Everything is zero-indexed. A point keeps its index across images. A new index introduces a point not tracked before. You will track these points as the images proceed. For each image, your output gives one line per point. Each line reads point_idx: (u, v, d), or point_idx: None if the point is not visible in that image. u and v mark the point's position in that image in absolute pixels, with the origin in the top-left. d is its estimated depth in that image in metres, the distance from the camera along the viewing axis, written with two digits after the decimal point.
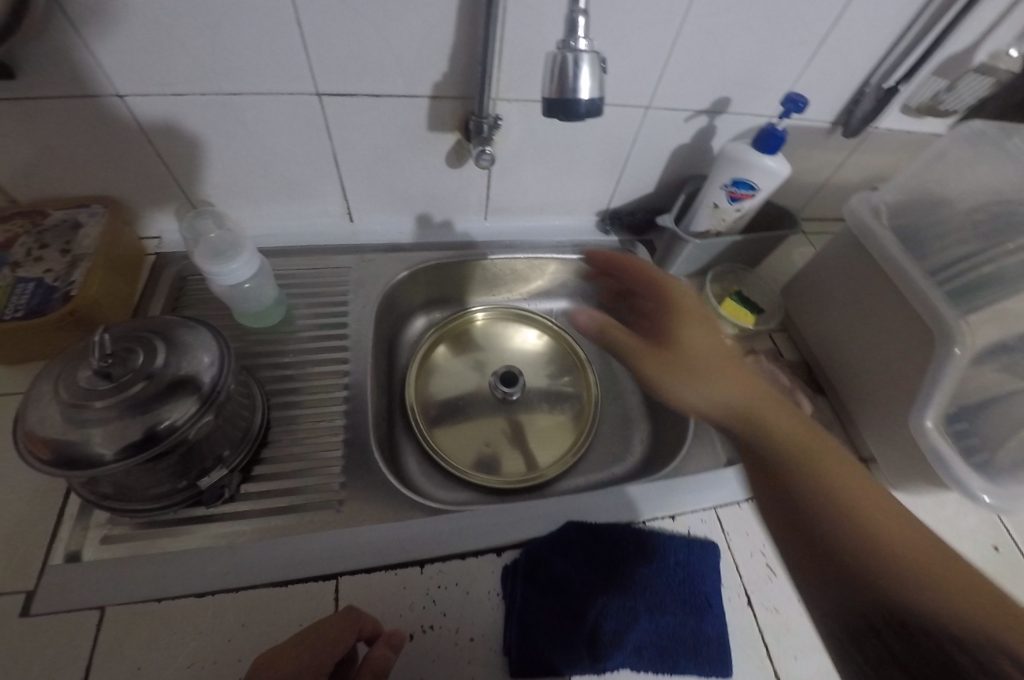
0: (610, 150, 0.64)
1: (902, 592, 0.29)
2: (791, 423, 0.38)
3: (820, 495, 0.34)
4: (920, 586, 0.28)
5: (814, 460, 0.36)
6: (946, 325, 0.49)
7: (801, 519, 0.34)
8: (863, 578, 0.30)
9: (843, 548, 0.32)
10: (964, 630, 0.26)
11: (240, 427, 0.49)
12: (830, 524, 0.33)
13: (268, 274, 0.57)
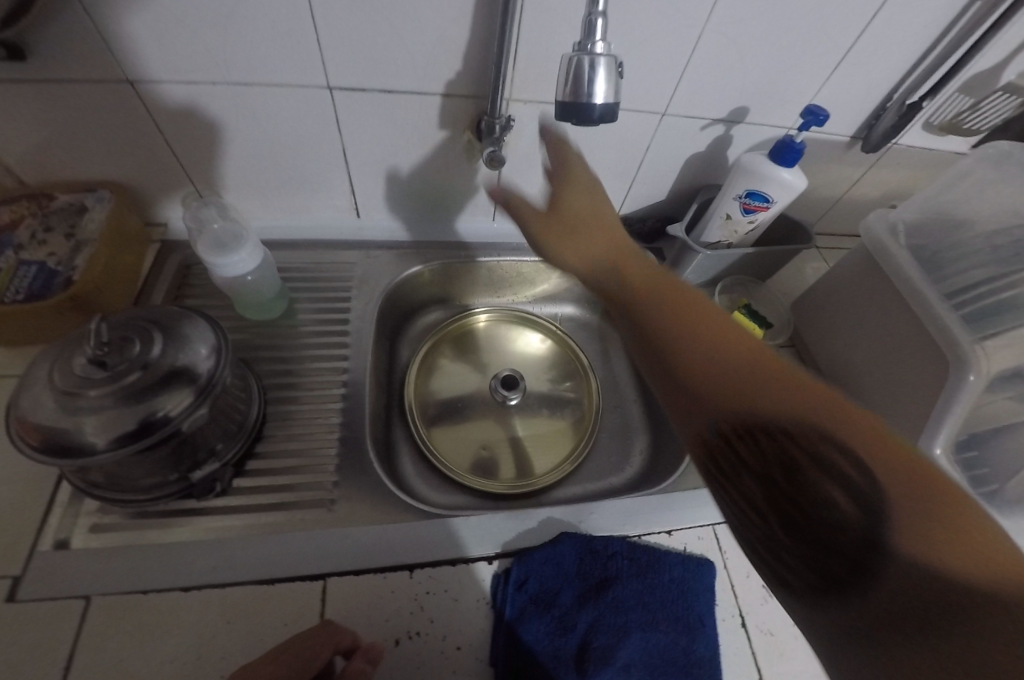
0: (623, 156, 0.63)
1: (768, 407, 0.31)
2: (665, 284, 0.41)
3: (693, 337, 0.36)
4: (780, 398, 0.31)
5: (687, 309, 0.38)
6: (961, 350, 0.47)
7: (676, 358, 0.36)
8: (730, 400, 0.32)
9: (713, 378, 0.34)
10: (825, 436, 0.29)
11: (235, 421, 0.49)
12: (703, 361, 0.35)
13: (272, 266, 0.57)
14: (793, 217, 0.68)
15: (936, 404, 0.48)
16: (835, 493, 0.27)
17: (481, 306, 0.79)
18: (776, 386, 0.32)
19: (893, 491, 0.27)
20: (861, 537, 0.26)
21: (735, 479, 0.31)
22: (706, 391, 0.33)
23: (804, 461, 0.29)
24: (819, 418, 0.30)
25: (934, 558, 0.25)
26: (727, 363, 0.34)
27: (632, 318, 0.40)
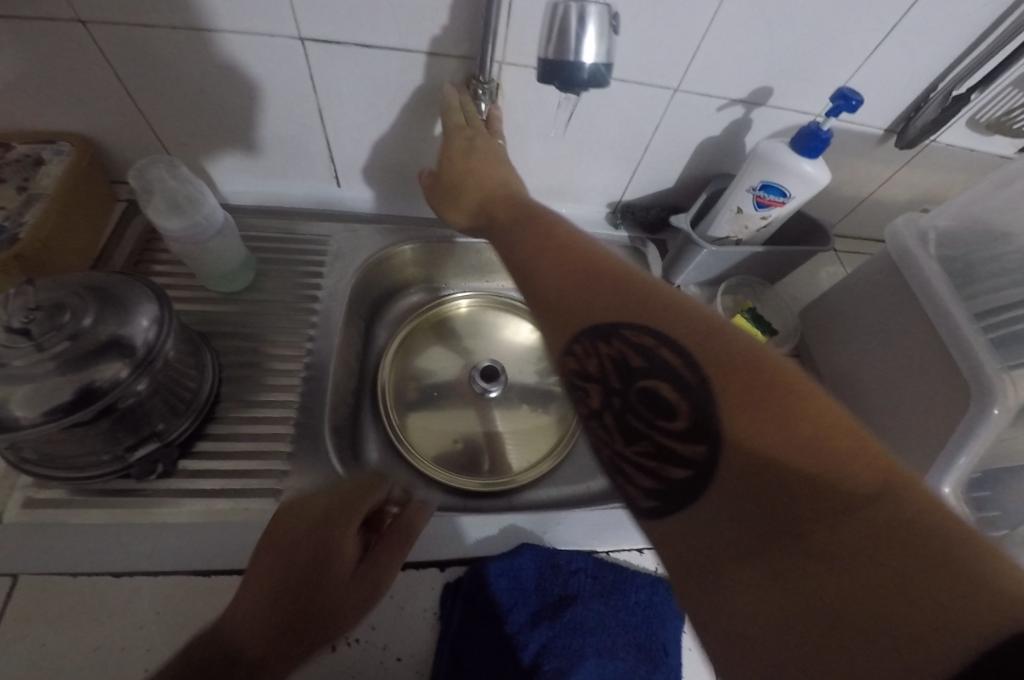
0: (628, 136, 0.57)
1: (610, 319, 0.32)
2: (543, 226, 0.42)
3: (556, 266, 0.37)
4: (622, 307, 0.32)
5: (552, 239, 0.40)
6: (985, 378, 0.41)
7: (538, 290, 0.37)
8: (574, 306, 0.34)
9: (567, 301, 0.34)
10: (660, 341, 0.29)
11: (182, 399, 0.46)
12: (560, 287, 0.35)
13: (236, 235, 0.53)
14: (811, 215, 0.62)
15: (951, 436, 0.44)
16: (670, 395, 0.28)
17: (468, 290, 0.74)
18: (618, 301, 0.32)
19: (719, 381, 0.26)
20: (693, 436, 0.27)
21: (589, 398, 0.32)
22: (558, 315, 0.34)
23: (640, 365, 0.30)
24: (657, 322, 0.30)
25: (762, 450, 0.24)
26: (581, 285, 0.34)
27: (511, 261, 0.41)
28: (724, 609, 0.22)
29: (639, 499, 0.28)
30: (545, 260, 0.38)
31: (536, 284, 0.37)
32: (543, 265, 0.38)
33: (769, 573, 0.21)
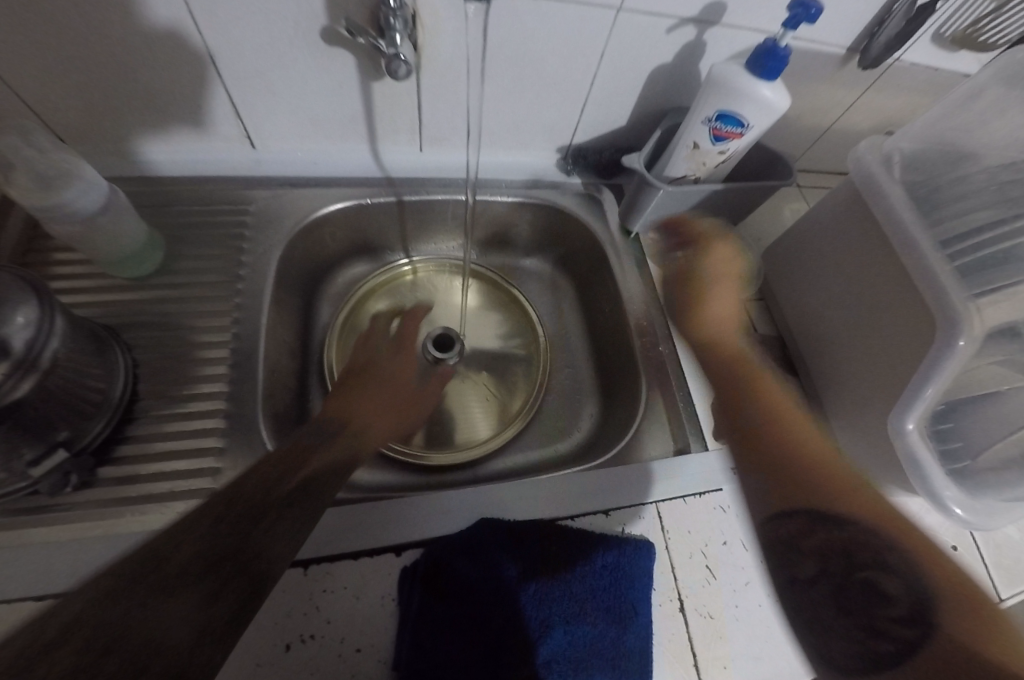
0: (571, 67, 0.51)
1: (825, 504, 0.32)
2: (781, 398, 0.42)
3: (782, 430, 0.38)
4: (843, 496, 0.32)
5: (777, 404, 0.41)
6: (950, 308, 0.39)
7: (763, 447, 0.38)
8: (825, 470, 0.34)
9: (809, 466, 0.35)
10: (880, 532, 0.30)
11: (90, 403, 0.41)
12: (809, 463, 0.35)
13: (129, 208, 0.46)
14: (772, 147, 0.58)
15: (917, 370, 0.42)
16: (883, 580, 0.28)
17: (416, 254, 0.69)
18: (840, 482, 0.33)
19: (945, 594, 0.27)
20: (904, 624, 0.26)
21: (798, 566, 0.31)
22: (806, 477, 0.34)
23: (870, 559, 0.29)
24: (878, 514, 0.31)
25: (967, 638, 0.25)
26: (791, 455, 0.36)
27: (732, 420, 0.42)
28: None
29: (840, 657, 0.28)
30: (768, 420, 0.40)
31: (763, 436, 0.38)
32: (770, 421, 0.40)
33: None
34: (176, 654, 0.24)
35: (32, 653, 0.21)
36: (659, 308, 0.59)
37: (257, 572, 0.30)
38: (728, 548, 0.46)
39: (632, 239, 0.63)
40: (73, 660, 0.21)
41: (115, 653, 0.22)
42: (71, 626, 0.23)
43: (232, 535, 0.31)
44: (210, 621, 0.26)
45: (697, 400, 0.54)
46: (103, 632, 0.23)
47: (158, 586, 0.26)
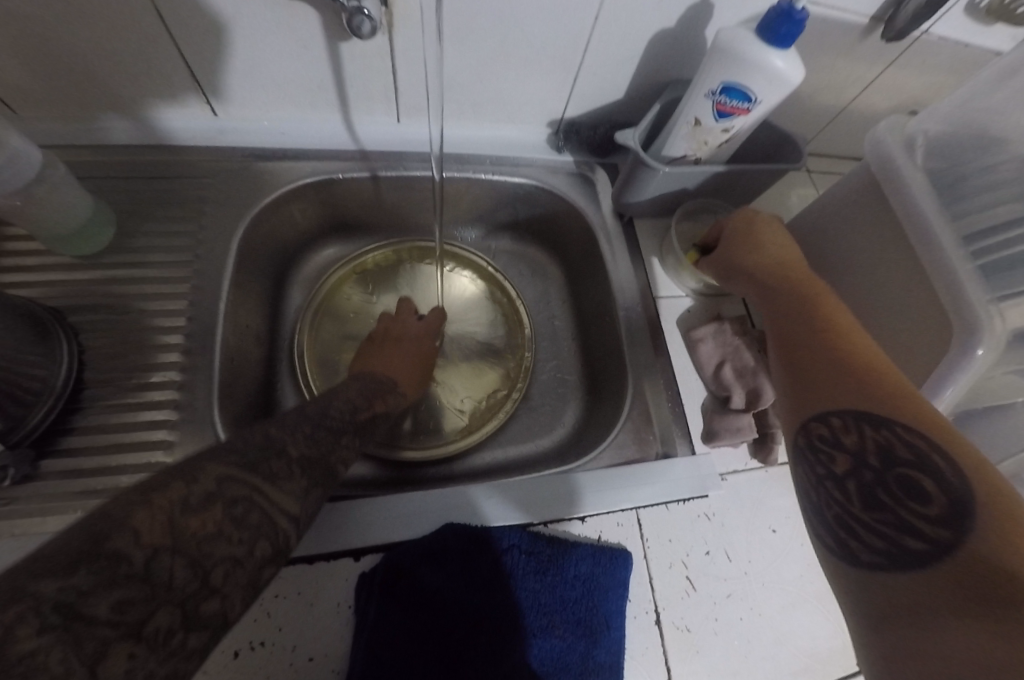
0: (561, 30, 0.46)
1: (866, 400, 0.29)
2: (831, 299, 0.38)
3: (823, 328, 0.35)
4: (890, 401, 0.29)
5: (823, 308, 0.37)
6: (970, 312, 0.35)
7: (801, 350, 0.35)
8: (868, 374, 0.31)
9: (851, 368, 0.32)
10: (911, 425, 0.27)
11: (22, 390, 0.39)
12: (856, 368, 0.32)
13: (70, 180, 0.43)
14: (782, 126, 0.53)
15: (929, 375, 0.39)
16: (920, 476, 0.26)
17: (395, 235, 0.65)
18: (893, 388, 0.30)
19: (988, 498, 0.23)
20: (936, 523, 0.24)
21: (829, 464, 0.30)
22: (840, 377, 0.32)
23: (908, 456, 0.26)
24: (917, 413, 0.28)
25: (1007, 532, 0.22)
26: (836, 360, 0.33)
27: (776, 326, 0.39)
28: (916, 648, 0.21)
29: (860, 550, 0.26)
30: (820, 329, 0.36)
31: (810, 346, 0.35)
32: (819, 331, 0.35)
33: (964, 626, 0.20)
34: (275, 533, 0.28)
35: (178, 505, 0.24)
36: (652, 299, 0.55)
37: (328, 476, 0.34)
38: (709, 559, 0.44)
39: (626, 224, 0.59)
40: (218, 521, 0.25)
41: (241, 521, 0.26)
42: (215, 487, 0.26)
43: (317, 443, 0.35)
44: (300, 513, 0.30)
45: (687, 400, 0.51)
46: (239, 501, 0.27)
47: (269, 475, 0.30)
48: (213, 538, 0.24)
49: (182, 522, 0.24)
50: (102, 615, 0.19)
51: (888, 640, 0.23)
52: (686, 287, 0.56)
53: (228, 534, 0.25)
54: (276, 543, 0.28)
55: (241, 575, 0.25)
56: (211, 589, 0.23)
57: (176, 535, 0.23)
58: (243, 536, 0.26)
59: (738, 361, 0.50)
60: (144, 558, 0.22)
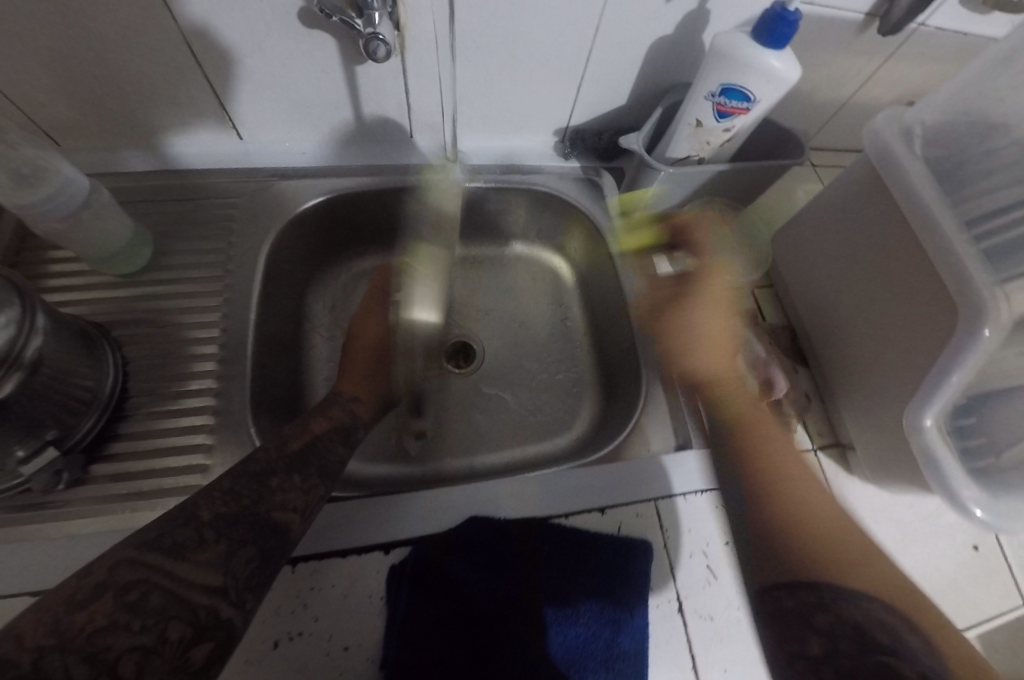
0: (565, 42, 0.48)
1: (864, 591, 0.33)
2: (762, 419, 0.46)
3: (797, 497, 0.39)
4: (843, 578, 0.34)
5: (806, 491, 0.40)
6: (974, 294, 0.36)
7: (774, 498, 0.40)
8: (830, 564, 0.35)
9: (814, 553, 0.35)
10: (891, 612, 0.32)
11: (80, 399, 0.42)
12: (815, 546, 0.36)
13: (112, 204, 0.46)
14: (783, 123, 0.54)
15: (937, 360, 0.39)
16: (893, 662, 0.28)
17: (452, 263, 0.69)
18: (853, 565, 0.35)
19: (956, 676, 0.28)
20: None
21: (802, 643, 0.31)
22: (814, 553, 0.35)
23: (885, 639, 0.30)
24: (902, 601, 0.33)
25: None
26: (803, 548, 0.36)
27: (748, 503, 0.41)
28: None
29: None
30: (799, 510, 0.38)
31: (781, 531, 0.37)
32: (797, 513, 0.38)
33: None
34: (195, 612, 0.26)
35: (64, 603, 0.23)
36: (662, 297, 0.57)
37: (276, 537, 0.32)
38: (729, 547, 0.45)
39: (635, 224, 0.61)
40: (112, 610, 0.24)
41: (142, 606, 0.25)
42: (107, 574, 0.25)
43: (238, 496, 0.33)
44: (229, 579, 0.28)
45: (701, 393, 0.52)
46: (135, 585, 0.25)
47: (175, 547, 0.28)
48: (107, 629, 0.23)
49: (69, 618, 0.23)
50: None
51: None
52: (694, 284, 0.57)
53: (125, 622, 0.24)
54: (204, 621, 0.26)
55: (158, 661, 0.23)
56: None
57: (62, 633, 0.22)
58: (149, 621, 0.24)
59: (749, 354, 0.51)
60: (33, 657, 0.21)
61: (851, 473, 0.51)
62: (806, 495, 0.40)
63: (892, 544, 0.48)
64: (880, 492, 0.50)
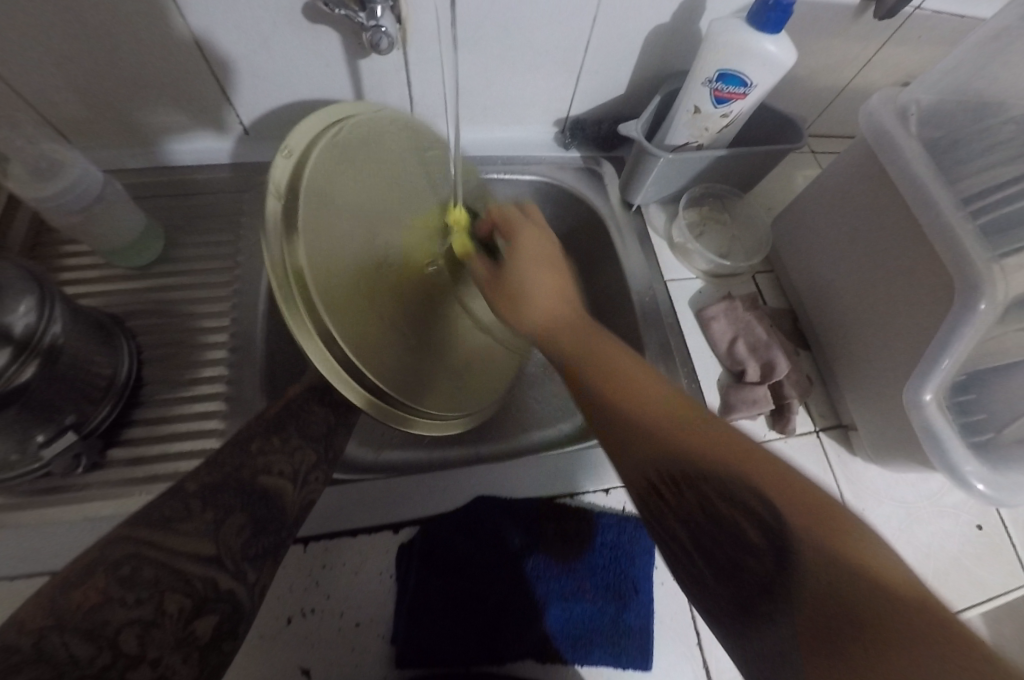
0: (563, 32, 0.49)
1: (705, 463, 0.26)
2: (582, 324, 0.38)
3: (601, 383, 0.32)
4: (725, 456, 0.26)
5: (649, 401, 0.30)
6: (970, 267, 0.37)
7: (625, 393, 0.31)
8: (680, 450, 0.27)
9: (677, 439, 0.28)
10: (749, 485, 0.24)
11: (97, 387, 0.43)
12: (685, 445, 0.27)
13: (125, 199, 0.47)
14: (781, 109, 0.55)
15: (935, 335, 0.39)
16: (745, 530, 0.24)
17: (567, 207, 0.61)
18: (708, 447, 0.27)
19: (829, 547, 0.22)
20: (769, 571, 0.22)
21: (672, 533, 0.27)
22: (672, 438, 0.28)
23: (755, 516, 0.24)
24: (737, 459, 0.26)
25: (830, 572, 0.21)
26: (661, 435, 0.28)
27: (574, 391, 0.34)
28: None
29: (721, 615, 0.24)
30: (626, 415, 0.30)
31: (625, 416, 0.30)
32: (626, 407, 0.30)
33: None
34: (192, 584, 0.24)
35: (56, 585, 0.20)
36: (665, 283, 0.57)
37: (269, 508, 0.30)
38: None
39: (636, 212, 0.61)
40: (105, 586, 0.21)
41: (135, 579, 0.22)
42: (98, 553, 0.22)
43: (219, 466, 0.30)
44: (223, 548, 0.26)
45: (703, 376, 0.52)
46: (127, 561, 0.22)
47: (163, 520, 0.25)
48: (103, 606, 0.20)
49: (65, 598, 0.20)
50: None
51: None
52: (696, 270, 0.58)
53: (120, 596, 0.21)
54: (205, 593, 0.24)
55: (164, 633, 0.21)
56: (129, 658, 0.20)
57: (61, 612, 0.19)
58: (144, 594, 0.22)
59: (750, 336, 0.52)
60: (34, 640, 0.18)
61: (854, 454, 0.51)
62: (626, 389, 0.31)
63: (895, 523, 0.48)
64: (882, 472, 0.50)
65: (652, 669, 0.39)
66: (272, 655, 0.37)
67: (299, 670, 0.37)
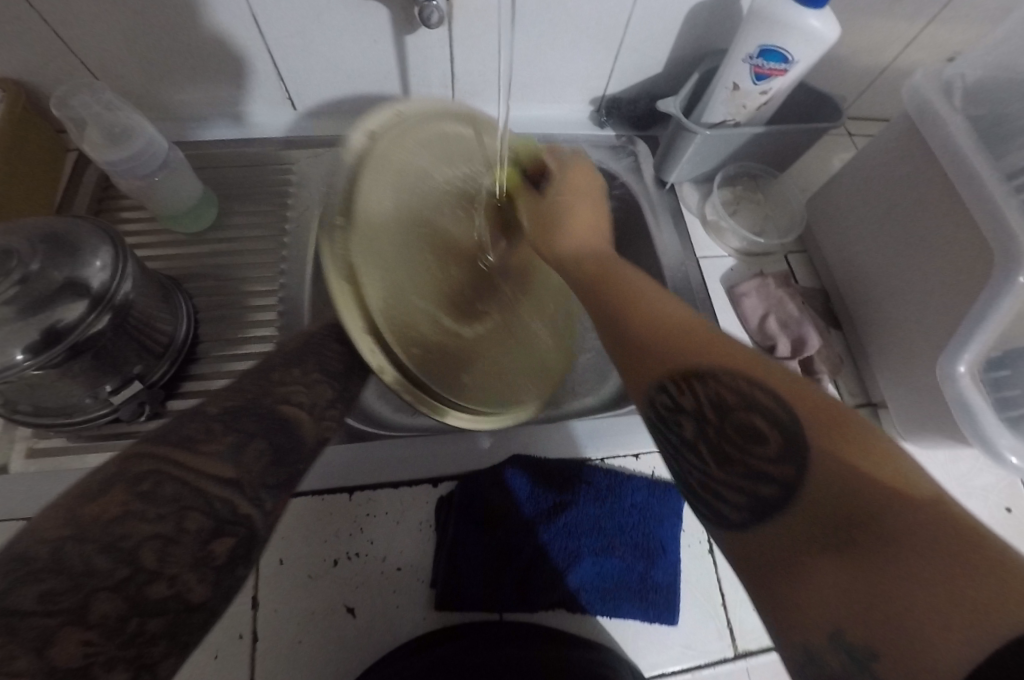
0: (605, 9, 0.50)
1: (729, 380, 0.24)
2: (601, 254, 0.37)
3: (621, 292, 0.32)
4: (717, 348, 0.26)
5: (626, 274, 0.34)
6: (1012, 243, 0.37)
7: (644, 294, 0.31)
8: (690, 344, 0.27)
9: (691, 336, 0.27)
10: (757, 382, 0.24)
11: (158, 343, 0.46)
12: (690, 333, 0.27)
13: (185, 167, 0.50)
14: (820, 87, 0.55)
15: (973, 305, 0.39)
16: (762, 444, 0.22)
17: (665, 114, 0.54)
18: (709, 337, 0.27)
19: (832, 437, 0.21)
20: (778, 470, 0.21)
21: (680, 430, 0.26)
22: (683, 335, 0.28)
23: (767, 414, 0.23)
24: (757, 371, 0.25)
25: (843, 474, 0.19)
26: (668, 331, 0.28)
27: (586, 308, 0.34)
28: (796, 607, 0.18)
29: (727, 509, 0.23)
30: (643, 302, 0.31)
31: (637, 306, 0.30)
32: (642, 300, 0.31)
33: (833, 568, 0.18)
34: (213, 506, 0.24)
35: (77, 497, 0.21)
36: (697, 260, 0.58)
37: (288, 437, 0.31)
38: None
39: (669, 191, 0.62)
40: (125, 500, 0.21)
41: (156, 496, 0.22)
42: (120, 467, 0.23)
43: (243, 388, 0.32)
44: (244, 473, 0.26)
45: None
46: (147, 477, 0.23)
47: (186, 438, 0.26)
48: (123, 518, 0.21)
49: (82, 512, 0.20)
50: (28, 609, 0.17)
51: (765, 602, 0.19)
52: (728, 249, 0.59)
53: (142, 511, 0.21)
54: (225, 516, 0.24)
55: (179, 551, 0.22)
56: (149, 573, 0.20)
57: (80, 524, 0.20)
58: (165, 511, 0.22)
59: (782, 313, 0.53)
60: (50, 550, 0.18)
61: (883, 431, 0.51)
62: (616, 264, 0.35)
63: None
64: (910, 451, 0.51)
65: (677, 624, 0.41)
66: (320, 592, 0.40)
67: (344, 608, 0.39)
